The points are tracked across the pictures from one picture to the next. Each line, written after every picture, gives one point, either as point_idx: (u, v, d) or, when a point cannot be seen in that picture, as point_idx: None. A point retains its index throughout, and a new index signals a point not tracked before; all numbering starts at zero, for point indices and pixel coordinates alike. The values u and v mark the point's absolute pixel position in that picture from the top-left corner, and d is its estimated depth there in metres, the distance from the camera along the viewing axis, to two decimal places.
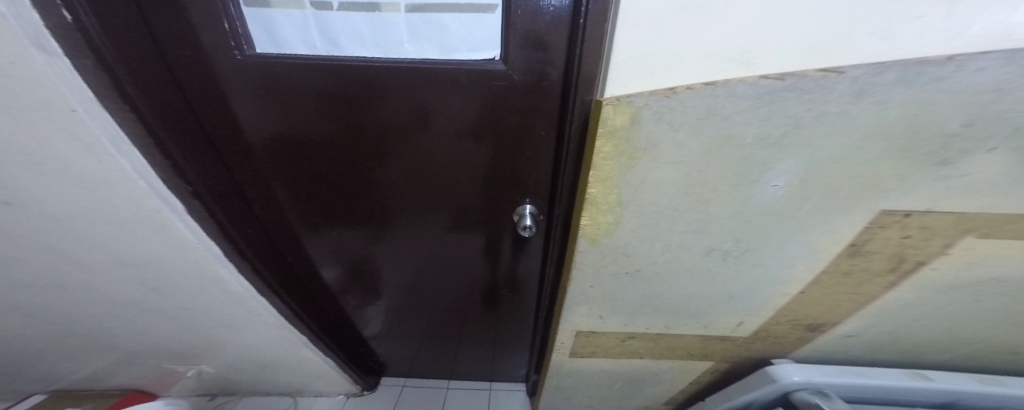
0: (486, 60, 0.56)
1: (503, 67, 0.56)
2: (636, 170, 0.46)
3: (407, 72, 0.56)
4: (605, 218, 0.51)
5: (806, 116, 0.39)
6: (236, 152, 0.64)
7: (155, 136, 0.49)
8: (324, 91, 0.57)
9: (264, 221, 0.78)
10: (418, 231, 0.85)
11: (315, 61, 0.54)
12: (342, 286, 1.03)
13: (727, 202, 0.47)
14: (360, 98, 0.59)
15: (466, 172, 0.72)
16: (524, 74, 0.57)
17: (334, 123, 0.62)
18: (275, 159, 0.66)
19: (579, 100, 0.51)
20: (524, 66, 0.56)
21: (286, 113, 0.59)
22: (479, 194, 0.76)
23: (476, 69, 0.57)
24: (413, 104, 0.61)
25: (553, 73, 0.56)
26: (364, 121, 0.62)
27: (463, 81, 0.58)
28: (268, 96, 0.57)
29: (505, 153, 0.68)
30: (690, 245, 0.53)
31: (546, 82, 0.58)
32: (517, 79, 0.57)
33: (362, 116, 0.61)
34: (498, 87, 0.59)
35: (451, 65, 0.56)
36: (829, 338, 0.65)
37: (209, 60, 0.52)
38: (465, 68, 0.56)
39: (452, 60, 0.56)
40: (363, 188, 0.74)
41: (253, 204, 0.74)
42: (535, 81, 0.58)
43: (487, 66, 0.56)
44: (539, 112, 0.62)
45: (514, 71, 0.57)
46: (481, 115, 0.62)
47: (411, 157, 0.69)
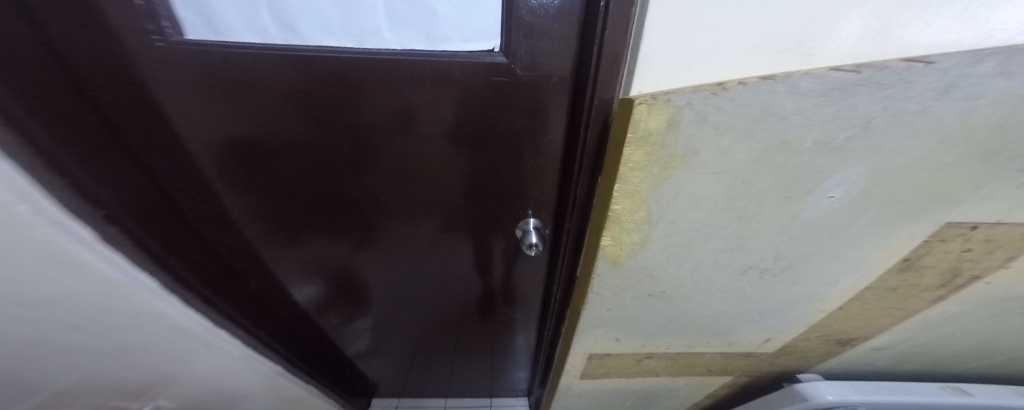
0: (482, 52, 0.47)
1: (505, 61, 0.47)
2: (670, 181, 0.39)
3: (388, 67, 0.47)
4: (630, 238, 0.44)
5: (880, 116, 0.33)
6: (180, 164, 0.53)
7: (41, 146, 0.38)
8: (284, 91, 0.47)
9: (223, 242, 0.67)
10: (406, 247, 0.77)
11: (268, 53, 0.43)
12: (324, 307, 0.94)
13: (773, 216, 0.40)
14: (331, 99, 0.49)
15: (460, 183, 0.64)
16: (528, 70, 0.48)
17: (300, 129, 0.52)
18: (229, 171, 0.56)
19: (597, 100, 0.43)
20: (529, 60, 0.47)
21: (239, 117, 0.49)
22: (471, 206, 0.68)
23: (471, 64, 0.48)
24: (397, 106, 0.51)
25: (564, 69, 0.48)
26: (338, 127, 0.52)
27: (456, 79, 0.49)
28: (213, 97, 0.46)
29: (504, 162, 0.60)
30: (724, 264, 0.46)
31: (554, 79, 0.49)
32: (520, 76, 0.49)
33: (335, 121, 0.52)
34: (496, 86, 0.50)
35: (441, 59, 0.47)
36: (860, 353, 0.60)
37: (120, 47, 0.40)
38: (458, 62, 0.47)
39: (442, 52, 0.47)
40: (342, 204, 0.65)
41: (208, 223, 0.63)
42: (540, 78, 0.49)
43: (485, 59, 0.47)
44: (546, 116, 0.53)
45: (517, 65, 0.48)
46: (477, 118, 0.54)
47: (392, 166, 0.59)
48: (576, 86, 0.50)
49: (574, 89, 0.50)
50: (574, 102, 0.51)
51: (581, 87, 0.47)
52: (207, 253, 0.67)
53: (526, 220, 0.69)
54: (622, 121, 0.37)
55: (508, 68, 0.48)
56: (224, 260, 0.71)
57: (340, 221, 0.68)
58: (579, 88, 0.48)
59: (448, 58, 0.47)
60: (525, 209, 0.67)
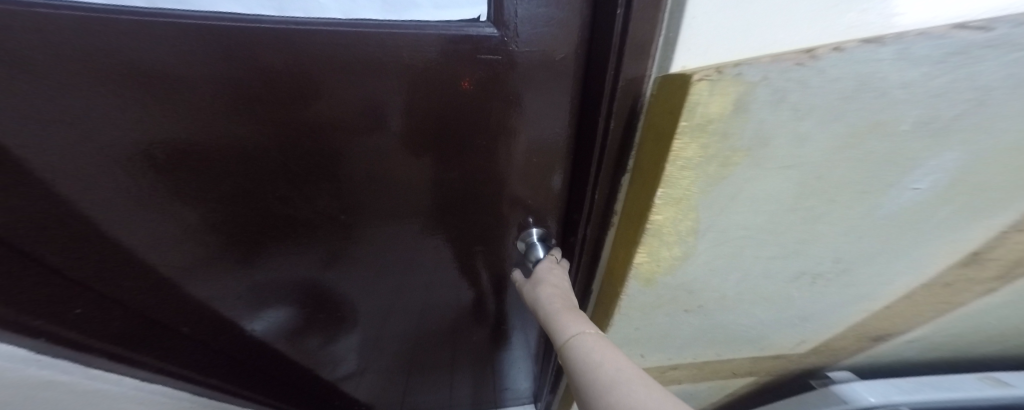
0: (461, 23, 0.36)
1: (494, 32, 0.36)
2: (727, 182, 0.30)
3: (324, 46, 0.35)
4: (671, 252, 0.38)
5: (1002, 86, 0.23)
6: (62, 185, 0.40)
7: None
8: (181, 81, 0.35)
9: (134, 274, 0.54)
10: (387, 264, 0.67)
11: (131, 23, 0.30)
12: (300, 335, 0.82)
13: (843, 217, 0.33)
14: (253, 91, 0.37)
15: (443, 190, 0.53)
16: (526, 46, 0.37)
17: (220, 132, 0.40)
18: (130, 189, 0.43)
19: (619, 83, 0.34)
20: (528, 32, 0.36)
21: (130, 118, 0.37)
22: (456, 215, 0.58)
23: (444, 41, 0.36)
24: (352, 101, 0.40)
25: (569, 44, 0.38)
26: (275, 129, 0.41)
27: (428, 63, 0.38)
28: (83, 92, 0.34)
29: (497, 165, 0.50)
30: (773, 273, 0.40)
31: (559, 57, 0.39)
32: (516, 55, 0.38)
33: (269, 121, 0.40)
34: (482, 71, 0.39)
35: (404, 33, 0.35)
36: (892, 345, 0.57)
37: None
38: (429, 37, 0.36)
39: (406, 24, 0.35)
40: (300, 219, 0.54)
41: (119, 253, 0.50)
42: (543, 55, 0.38)
43: (467, 33, 0.36)
44: (548, 107, 0.43)
45: (512, 39, 0.37)
46: (459, 113, 0.43)
47: (354, 173, 0.49)
48: (591, 68, 0.39)
49: (587, 71, 0.40)
50: (584, 89, 0.42)
51: (597, 70, 0.38)
52: (114, 287, 0.54)
53: (530, 231, 0.60)
54: (674, 102, 0.27)
55: (499, 42, 0.37)
56: (125, 301, 0.57)
57: (301, 240, 0.57)
58: (594, 72, 0.39)
59: (416, 35, 0.35)
60: (527, 217, 0.58)
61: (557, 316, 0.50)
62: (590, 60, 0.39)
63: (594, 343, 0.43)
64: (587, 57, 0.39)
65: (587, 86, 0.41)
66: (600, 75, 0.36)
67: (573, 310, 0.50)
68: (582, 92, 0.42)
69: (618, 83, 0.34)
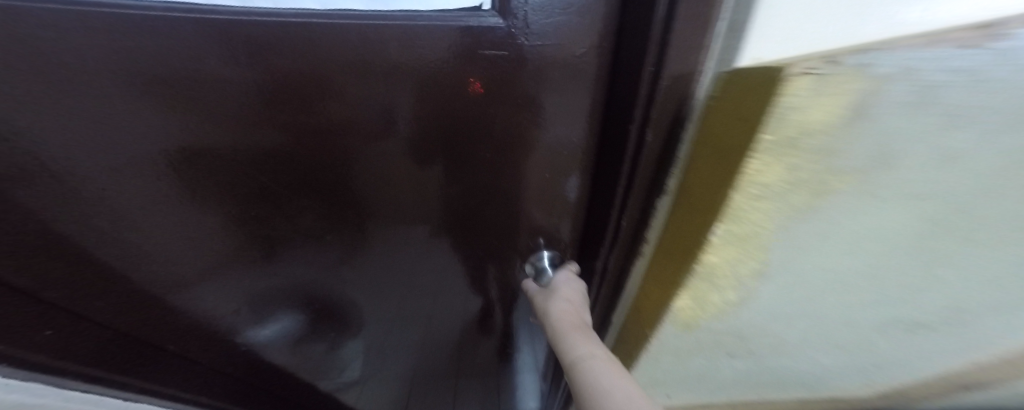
0: (459, 12, 0.28)
1: (500, 22, 0.29)
2: (811, 220, 0.22)
3: (299, 43, 0.28)
4: (721, 296, 0.32)
5: None
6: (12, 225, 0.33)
7: None
8: (115, 90, 0.28)
9: (116, 305, 0.49)
10: (387, 284, 0.61)
11: (25, 22, 0.22)
12: (297, 355, 0.77)
13: (982, 265, 0.24)
14: (212, 97, 0.30)
15: (449, 205, 0.47)
16: (538, 40, 0.30)
17: (182, 146, 0.33)
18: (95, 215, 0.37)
19: (661, 85, 0.26)
20: (540, 22, 0.29)
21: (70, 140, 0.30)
22: (460, 234, 0.52)
23: (444, 34, 0.29)
24: (370, 107, 0.34)
25: (594, 35, 0.30)
26: (272, 139, 0.35)
27: (431, 63, 0.31)
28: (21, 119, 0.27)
29: (510, 180, 0.43)
30: (852, 319, 0.32)
31: (580, 51, 0.31)
32: (525, 50, 0.31)
33: (269, 130, 0.34)
34: (488, 69, 0.32)
35: (393, 25, 0.28)
36: (980, 394, 0.48)
37: None
38: (423, 30, 0.28)
39: (394, 14, 0.28)
40: (287, 237, 0.48)
41: (81, 288, 0.43)
42: (561, 52, 0.31)
43: (466, 25, 0.29)
44: (566, 114, 0.36)
45: (522, 32, 0.29)
46: (468, 120, 0.37)
47: (346, 189, 0.43)
48: (623, 66, 0.32)
49: (614, 68, 0.33)
50: (612, 92, 0.34)
51: (630, 68, 0.30)
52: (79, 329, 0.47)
53: (541, 254, 0.52)
54: (750, 112, 0.19)
55: (505, 34, 0.29)
56: (109, 336, 0.51)
57: (291, 258, 0.52)
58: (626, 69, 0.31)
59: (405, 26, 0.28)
60: (537, 240, 0.51)
61: (564, 331, 0.43)
62: (620, 54, 0.31)
63: (610, 378, 0.36)
64: (616, 52, 0.31)
65: (614, 87, 0.34)
66: (635, 75, 0.28)
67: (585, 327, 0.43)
68: (607, 94, 0.35)
69: (657, 85, 0.26)
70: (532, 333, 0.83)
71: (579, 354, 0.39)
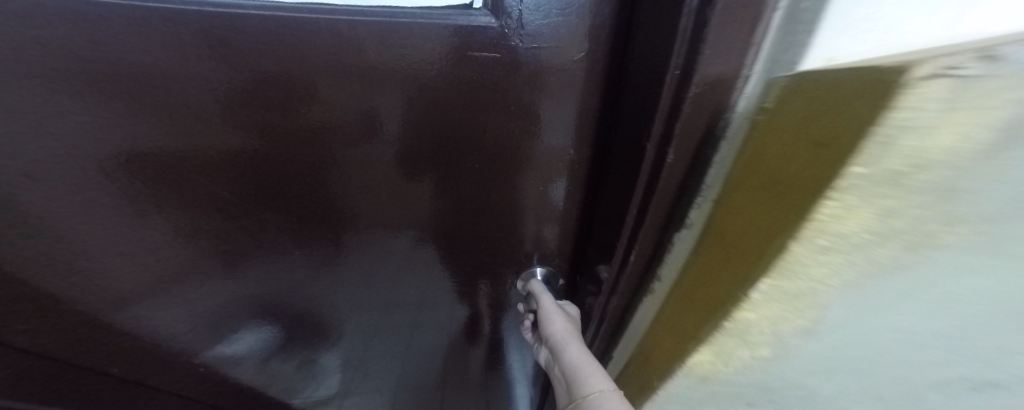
0: (447, 10, 0.24)
1: (491, 22, 0.25)
2: (890, 283, 0.17)
3: (259, 38, 0.24)
4: (754, 352, 0.26)
5: None
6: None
7: None
8: (50, 79, 0.25)
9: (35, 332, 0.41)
10: (363, 311, 0.53)
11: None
12: (249, 397, 0.65)
13: None
14: (160, 96, 0.26)
15: (433, 230, 0.40)
16: (535, 44, 0.25)
17: (121, 145, 0.29)
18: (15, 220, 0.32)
19: (690, 94, 0.20)
20: (537, 21, 0.24)
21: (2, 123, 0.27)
22: (446, 262, 0.45)
23: (428, 35, 0.25)
24: (347, 109, 0.29)
25: (596, 38, 0.26)
26: (237, 144, 0.30)
27: (414, 69, 0.26)
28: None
29: (503, 200, 0.37)
30: (906, 377, 0.27)
31: (579, 56, 0.26)
32: (519, 54, 0.26)
33: (231, 134, 0.29)
34: (479, 76, 0.27)
35: (372, 26, 0.24)
36: None
37: None
38: (407, 32, 0.24)
39: (375, 12, 0.24)
40: (238, 257, 0.41)
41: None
42: (562, 57, 0.26)
43: (453, 26, 0.24)
44: (563, 124, 0.31)
45: (516, 34, 0.25)
46: (455, 134, 0.31)
47: (311, 208, 0.37)
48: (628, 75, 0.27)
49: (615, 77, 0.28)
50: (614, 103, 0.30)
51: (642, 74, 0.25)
52: None
53: (534, 270, 0.45)
54: (838, 132, 0.14)
55: (497, 35, 0.25)
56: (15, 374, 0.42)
57: (246, 283, 0.44)
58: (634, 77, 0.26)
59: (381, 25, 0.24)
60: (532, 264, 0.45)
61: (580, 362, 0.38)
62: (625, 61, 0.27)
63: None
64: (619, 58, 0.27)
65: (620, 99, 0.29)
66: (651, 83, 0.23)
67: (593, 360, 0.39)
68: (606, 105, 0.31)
69: (683, 95, 0.21)
70: (527, 377, 0.73)
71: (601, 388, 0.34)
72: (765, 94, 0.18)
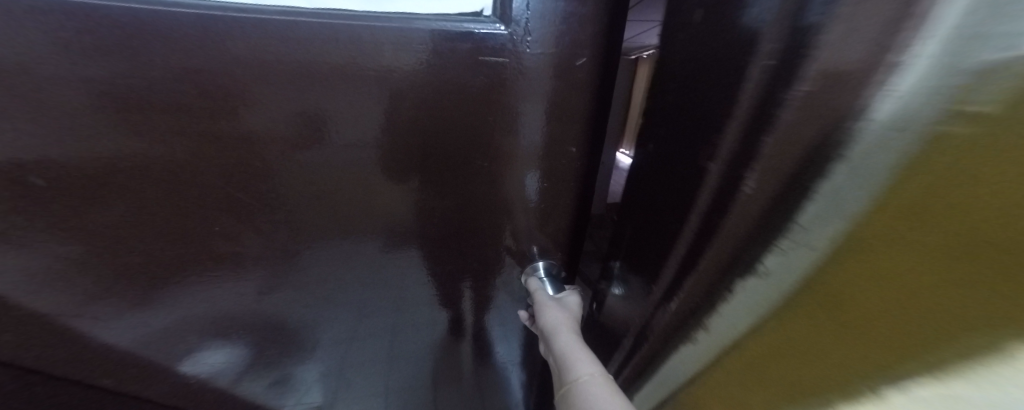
0: (459, 17, 0.23)
1: (503, 31, 0.24)
2: None
3: (260, 43, 0.22)
4: None
5: None
6: None
7: None
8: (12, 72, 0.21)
9: None
10: (344, 331, 0.45)
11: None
12: None
13: None
14: (132, 98, 0.23)
15: (422, 243, 0.36)
16: (543, 49, 0.25)
17: (66, 144, 0.24)
18: None
19: (794, 94, 0.15)
20: (543, 29, 0.24)
21: None
22: (437, 281, 0.41)
23: (438, 41, 0.24)
24: (328, 115, 0.26)
25: (595, 45, 0.25)
26: (194, 152, 0.26)
27: (420, 76, 0.25)
28: None
29: (497, 199, 0.33)
30: None
31: (581, 63, 0.26)
32: (526, 60, 0.25)
33: (205, 140, 0.26)
34: (485, 80, 0.26)
35: (384, 35, 0.23)
36: None
37: None
38: (423, 38, 0.23)
39: (390, 18, 0.23)
40: (189, 274, 0.34)
41: None
42: (566, 64, 0.26)
43: (464, 32, 0.24)
44: (547, 122, 0.28)
45: (524, 40, 0.24)
46: (452, 139, 0.28)
47: (282, 226, 0.32)
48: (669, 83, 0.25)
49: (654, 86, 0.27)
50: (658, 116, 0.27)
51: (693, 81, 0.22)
52: None
53: (536, 265, 0.39)
54: None
55: (506, 42, 0.24)
56: None
57: (203, 301, 0.37)
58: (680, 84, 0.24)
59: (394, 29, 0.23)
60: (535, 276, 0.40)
61: (571, 348, 0.34)
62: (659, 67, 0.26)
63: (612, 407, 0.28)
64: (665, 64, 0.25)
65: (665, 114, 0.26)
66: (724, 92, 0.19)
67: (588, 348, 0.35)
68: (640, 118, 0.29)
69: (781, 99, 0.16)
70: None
71: (587, 376, 0.31)
72: (892, 97, 0.13)
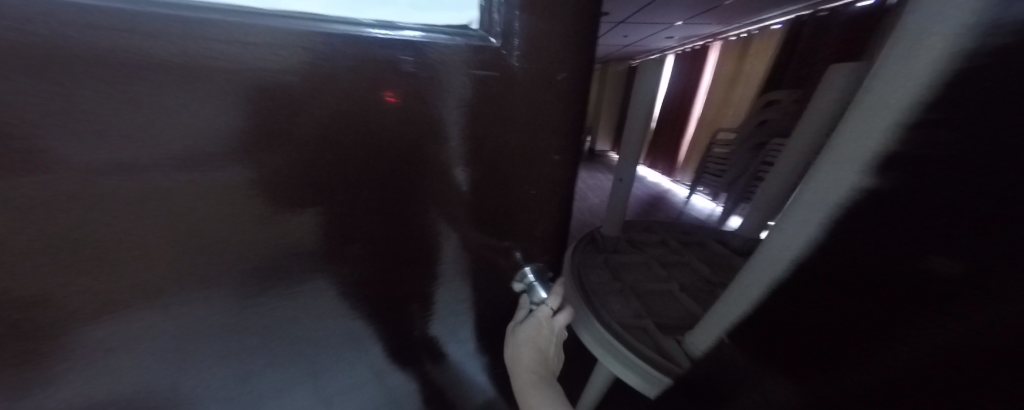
0: (446, 29, 0.25)
1: (485, 43, 0.26)
2: None
3: (234, 51, 0.20)
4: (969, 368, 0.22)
5: None
6: None
7: None
8: None
9: None
10: (247, 391, 0.33)
11: None
12: None
13: None
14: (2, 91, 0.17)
15: (349, 261, 0.30)
16: (525, 61, 0.27)
17: None
18: None
19: None
20: (529, 46, 0.27)
21: None
22: (377, 307, 0.34)
23: (426, 49, 0.24)
24: (298, 133, 0.23)
25: (573, 61, 0.29)
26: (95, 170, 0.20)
27: (393, 92, 0.24)
28: None
29: (394, 190, 0.28)
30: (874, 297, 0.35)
31: (560, 75, 0.29)
32: (512, 71, 0.27)
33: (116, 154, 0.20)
34: (466, 92, 0.26)
35: (370, 51, 0.22)
36: None
37: None
38: (409, 49, 0.23)
39: (373, 26, 0.22)
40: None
41: None
42: (542, 74, 0.28)
43: (446, 45, 0.24)
44: (517, 129, 0.30)
45: (508, 51, 0.26)
46: (400, 138, 0.26)
47: (172, 258, 0.24)
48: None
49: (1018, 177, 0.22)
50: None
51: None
52: None
53: (524, 271, 0.40)
54: None
55: (495, 53, 0.26)
56: None
57: (48, 376, 0.25)
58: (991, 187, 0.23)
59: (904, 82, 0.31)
60: (523, 278, 0.41)
61: (529, 379, 0.38)
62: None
63: None
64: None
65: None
66: None
67: (546, 371, 0.39)
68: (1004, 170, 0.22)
69: None
70: None
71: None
72: None
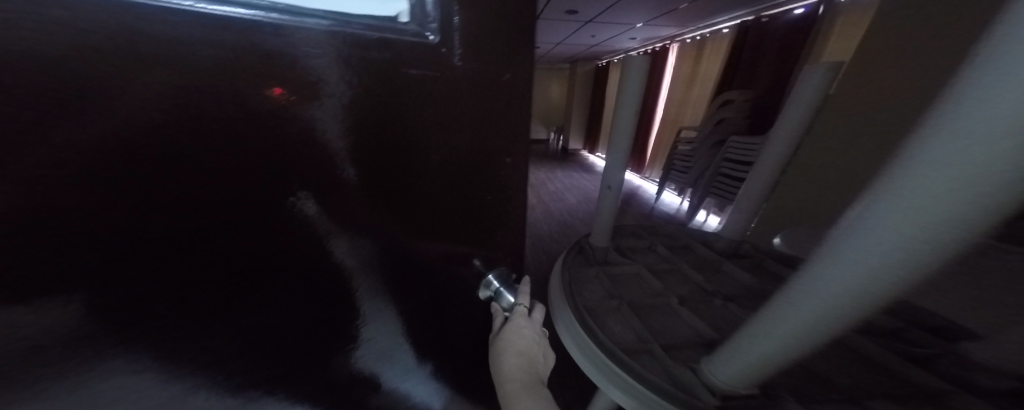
0: (369, 21, 0.21)
1: (418, 38, 0.23)
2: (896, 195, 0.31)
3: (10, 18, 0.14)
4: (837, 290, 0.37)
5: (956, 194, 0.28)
6: None
7: None
8: None
9: None
10: None
11: None
12: None
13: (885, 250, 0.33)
14: None
15: (192, 307, 0.21)
16: (469, 61, 0.26)
17: None
18: None
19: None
20: (468, 46, 0.25)
21: None
22: (255, 362, 0.26)
23: (339, 41, 0.20)
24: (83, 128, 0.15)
25: (516, 65, 0.29)
26: None
27: (282, 87, 0.19)
28: None
29: (243, 224, 0.21)
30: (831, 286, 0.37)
31: (506, 77, 0.29)
32: (451, 70, 0.25)
33: None
34: (394, 89, 0.23)
35: (249, 33, 0.17)
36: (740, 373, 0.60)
37: None
38: (316, 39, 0.19)
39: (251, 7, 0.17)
40: None
41: None
42: (487, 75, 0.27)
43: (371, 39, 0.21)
44: (454, 125, 0.28)
45: (447, 48, 0.24)
46: (260, 132, 0.20)
47: None
48: None
49: None
50: None
51: None
52: None
53: (487, 279, 0.38)
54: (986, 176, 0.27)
55: (431, 50, 0.24)
56: None
57: None
58: None
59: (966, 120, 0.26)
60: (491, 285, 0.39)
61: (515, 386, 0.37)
62: None
63: None
64: None
65: None
66: None
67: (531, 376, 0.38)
68: None
69: None
70: None
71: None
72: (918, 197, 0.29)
